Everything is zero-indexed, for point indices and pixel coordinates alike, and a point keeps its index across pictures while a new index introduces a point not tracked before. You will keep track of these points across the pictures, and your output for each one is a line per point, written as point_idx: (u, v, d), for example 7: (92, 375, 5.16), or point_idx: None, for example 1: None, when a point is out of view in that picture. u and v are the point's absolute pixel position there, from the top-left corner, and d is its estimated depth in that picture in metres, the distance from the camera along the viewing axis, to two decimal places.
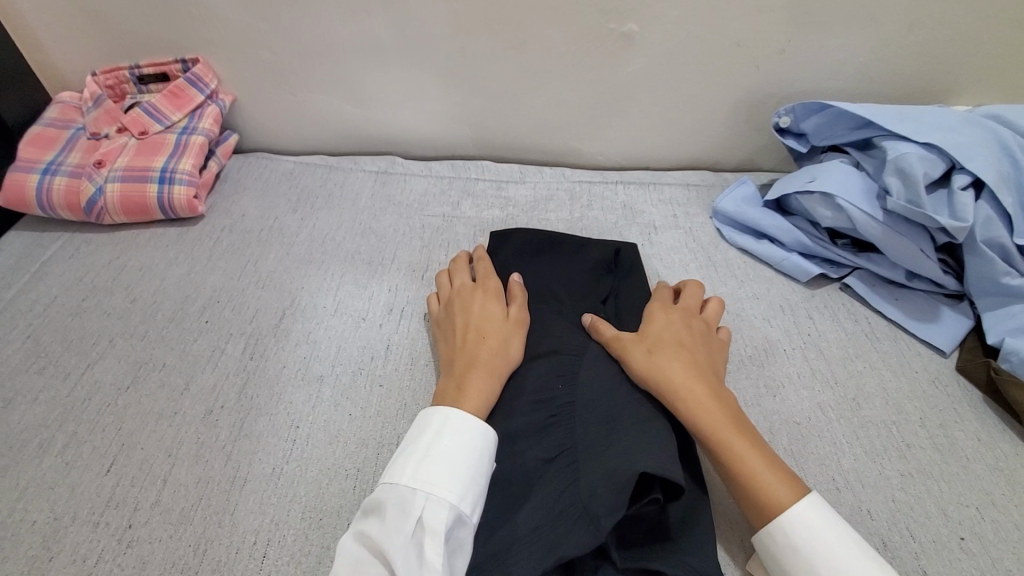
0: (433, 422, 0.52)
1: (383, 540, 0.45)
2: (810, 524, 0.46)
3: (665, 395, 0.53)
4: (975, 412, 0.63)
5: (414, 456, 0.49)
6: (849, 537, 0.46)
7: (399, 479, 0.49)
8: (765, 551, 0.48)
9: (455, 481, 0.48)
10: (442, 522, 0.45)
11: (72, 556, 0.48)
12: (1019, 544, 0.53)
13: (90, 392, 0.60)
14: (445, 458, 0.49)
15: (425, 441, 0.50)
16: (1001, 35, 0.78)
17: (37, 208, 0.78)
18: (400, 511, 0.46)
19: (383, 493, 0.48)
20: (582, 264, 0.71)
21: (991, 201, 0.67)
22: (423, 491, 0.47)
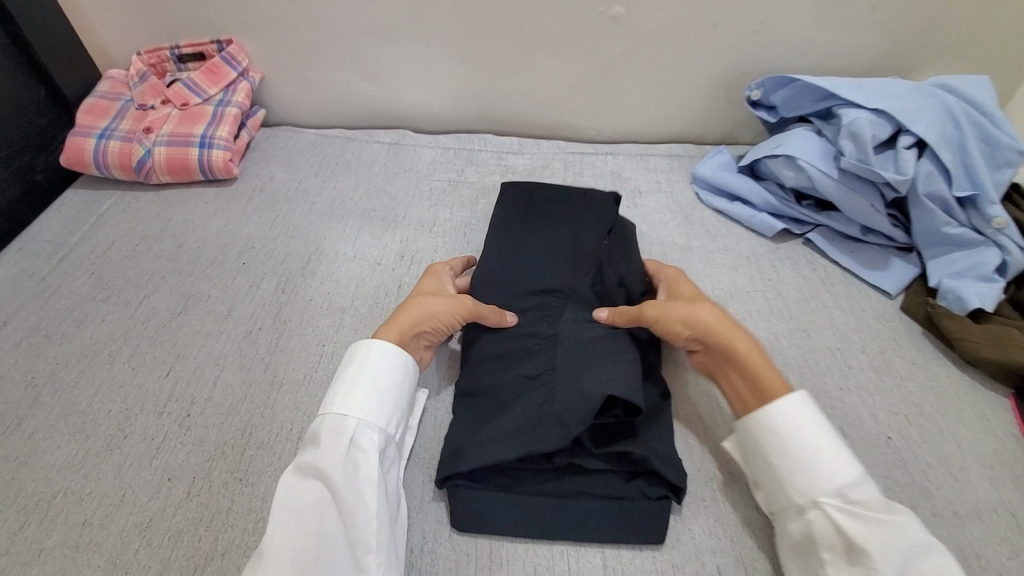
0: (357, 360, 0.56)
1: (323, 459, 0.49)
2: (794, 412, 0.52)
3: (719, 337, 0.58)
4: (912, 342, 0.72)
5: (342, 389, 0.54)
6: (825, 427, 0.52)
7: (331, 410, 0.53)
8: (745, 436, 0.54)
9: (381, 408, 0.54)
10: (372, 442, 0.52)
11: (143, 435, 0.58)
12: (938, 443, 0.62)
13: (148, 316, 0.70)
14: (373, 387, 0.54)
15: (351, 376, 0.55)
16: (952, 17, 0.87)
17: (95, 167, 0.90)
18: (336, 435, 0.51)
19: (318, 423, 0.52)
20: (585, 215, 0.75)
21: (933, 159, 0.75)
22: (353, 418, 0.52)
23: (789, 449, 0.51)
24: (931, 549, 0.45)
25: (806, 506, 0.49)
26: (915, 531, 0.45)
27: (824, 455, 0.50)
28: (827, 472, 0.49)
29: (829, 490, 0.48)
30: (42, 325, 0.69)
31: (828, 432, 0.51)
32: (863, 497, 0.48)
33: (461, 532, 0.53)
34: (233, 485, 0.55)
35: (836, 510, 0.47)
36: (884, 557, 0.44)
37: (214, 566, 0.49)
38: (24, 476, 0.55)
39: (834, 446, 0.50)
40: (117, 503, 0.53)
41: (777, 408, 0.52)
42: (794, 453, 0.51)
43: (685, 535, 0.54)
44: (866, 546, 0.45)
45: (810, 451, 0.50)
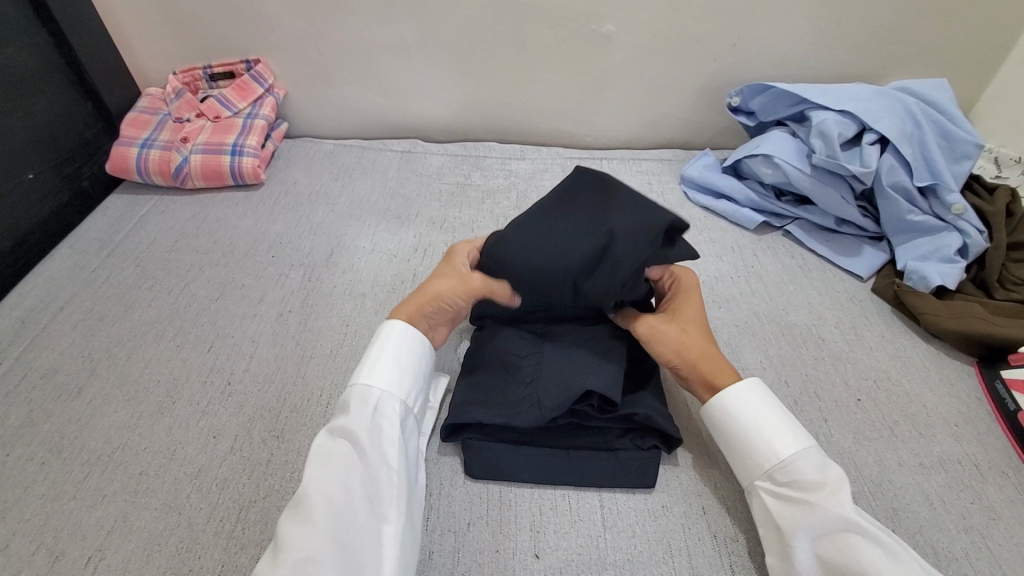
0: (380, 338, 0.61)
1: (352, 422, 0.54)
2: (729, 406, 0.57)
3: (705, 370, 0.59)
4: (882, 318, 0.79)
5: (370, 362, 0.59)
6: (767, 413, 0.55)
7: (358, 381, 0.58)
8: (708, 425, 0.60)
9: (403, 381, 0.59)
10: (393, 411, 0.57)
11: (190, 400, 0.66)
12: (905, 403, 0.68)
13: (189, 301, 0.78)
14: (395, 362, 0.59)
15: (377, 350, 0.59)
16: (913, 27, 0.96)
17: (136, 173, 0.99)
18: (362, 402, 0.56)
19: (346, 393, 0.57)
20: (620, 232, 0.58)
21: (895, 153, 0.83)
22: (378, 388, 0.57)
23: (727, 440, 0.57)
24: (849, 523, 0.48)
25: (747, 487, 0.56)
26: (828, 508, 0.49)
27: (756, 443, 0.55)
28: (758, 457, 0.54)
29: (761, 474, 0.54)
30: (96, 310, 0.77)
31: (763, 420, 0.55)
32: (790, 477, 0.52)
33: (474, 480, 0.60)
34: (271, 441, 0.62)
35: (768, 491, 0.54)
36: (794, 533, 0.50)
37: (257, 507, 0.56)
38: (87, 434, 0.63)
39: (767, 432, 0.54)
40: (169, 456, 0.60)
41: (713, 409, 0.58)
42: (732, 443, 0.57)
43: (674, 481, 0.60)
44: (783, 523, 0.51)
45: (742, 441, 0.56)
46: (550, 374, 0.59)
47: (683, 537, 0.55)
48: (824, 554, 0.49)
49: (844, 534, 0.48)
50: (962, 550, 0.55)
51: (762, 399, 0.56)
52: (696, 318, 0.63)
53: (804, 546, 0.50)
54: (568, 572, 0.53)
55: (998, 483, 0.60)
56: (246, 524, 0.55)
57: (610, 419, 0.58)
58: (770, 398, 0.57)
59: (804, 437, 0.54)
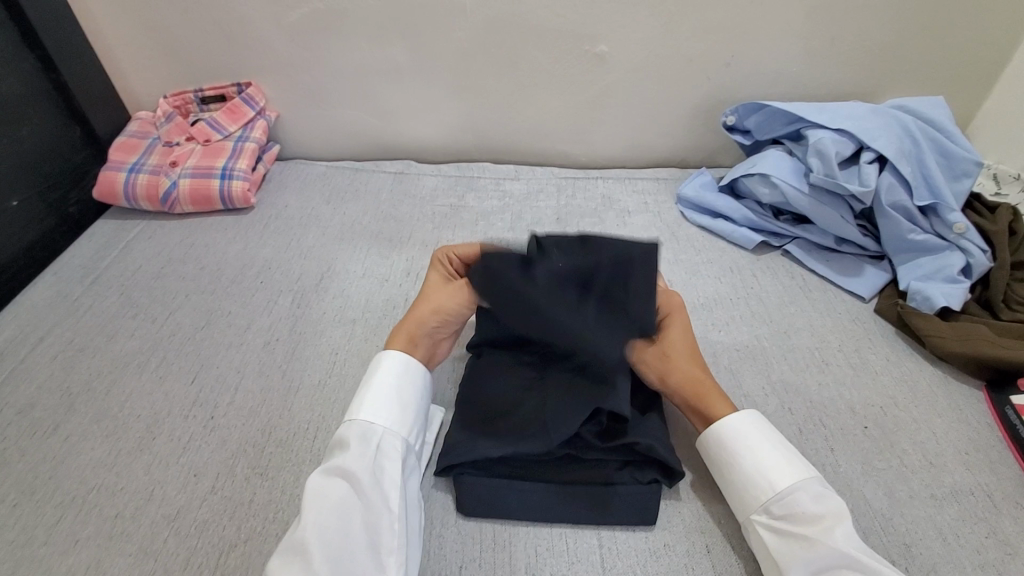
0: (381, 373, 0.59)
1: (351, 462, 0.52)
2: (723, 433, 0.56)
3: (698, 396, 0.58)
4: (886, 340, 0.77)
5: (370, 397, 0.57)
6: (765, 442, 0.54)
7: (357, 418, 0.56)
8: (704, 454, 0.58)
9: (404, 417, 0.57)
10: (395, 448, 0.54)
11: (170, 436, 0.63)
12: (914, 430, 0.65)
13: (173, 330, 0.76)
14: (397, 399, 0.57)
15: (376, 385, 0.58)
16: (906, 44, 0.96)
17: (124, 198, 0.98)
18: (363, 441, 0.54)
19: (346, 430, 0.55)
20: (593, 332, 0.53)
21: (894, 172, 0.82)
22: (379, 425, 0.55)
23: (724, 470, 0.55)
24: (848, 559, 0.47)
25: (743, 522, 0.54)
26: (825, 543, 0.47)
27: (751, 474, 0.53)
28: (754, 489, 0.53)
29: (757, 506, 0.52)
30: (77, 341, 0.75)
31: (761, 450, 0.54)
32: (788, 509, 0.51)
33: (466, 518, 0.57)
34: (254, 479, 0.59)
35: (764, 525, 0.52)
36: (789, 568, 0.48)
37: (238, 551, 0.53)
38: (61, 474, 0.60)
39: (764, 463, 0.53)
40: (147, 497, 0.58)
41: (709, 438, 0.57)
42: (728, 475, 0.55)
43: (675, 518, 0.57)
44: (780, 560, 0.49)
45: (739, 472, 0.54)
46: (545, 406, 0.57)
47: None
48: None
49: (843, 571, 0.47)
50: None
51: (762, 430, 0.55)
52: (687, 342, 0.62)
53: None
54: None
55: (1013, 515, 0.57)
56: (225, 570, 0.52)
57: (608, 448, 0.56)
58: (768, 430, 0.56)
59: (802, 468, 0.53)
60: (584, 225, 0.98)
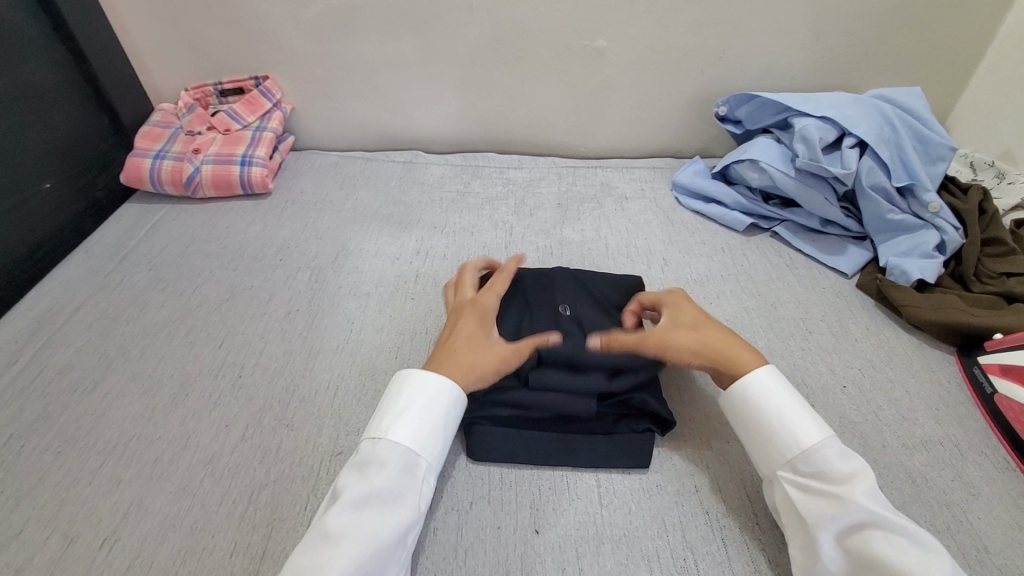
0: (435, 397, 0.55)
1: (391, 495, 0.49)
2: (747, 388, 0.58)
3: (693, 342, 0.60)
4: (866, 311, 0.82)
5: (417, 422, 0.53)
6: (789, 399, 0.56)
7: (403, 443, 0.52)
8: (727, 411, 0.60)
9: (443, 451, 0.55)
10: (431, 485, 0.53)
11: (202, 393, 0.68)
12: (889, 389, 0.71)
13: (200, 301, 0.81)
14: (445, 432, 0.55)
15: (425, 410, 0.54)
16: (888, 39, 1.01)
17: (149, 183, 1.03)
18: (406, 472, 0.51)
19: (388, 454, 0.51)
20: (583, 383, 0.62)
21: (873, 156, 0.88)
22: (424, 456, 0.53)
23: (749, 428, 0.57)
24: (875, 516, 0.47)
25: (768, 477, 0.56)
26: (853, 501, 0.48)
27: (778, 432, 0.55)
28: (780, 444, 0.55)
29: (783, 463, 0.54)
30: (111, 311, 0.80)
31: (784, 407, 0.55)
32: (814, 467, 0.52)
33: (477, 462, 0.62)
34: (281, 429, 0.64)
35: (791, 482, 0.53)
36: (817, 525, 0.49)
37: (269, 489, 0.58)
38: (102, 426, 0.65)
39: (789, 423, 0.55)
40: (183, 444, 0.63)
41: (735, 394, 0.58)
42: (754, 432, 0.57)
43: (667, 462, 0.62)
44: (807, 515, 0.51)
45: (764, 429, 0.56)
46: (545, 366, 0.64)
47: (677, 512, 0.58)
48: (849, 547, 0.48)
49: (870, 528, 0.47)
50: (943, 523, 0.57)
51: (784, 388, 0.57)
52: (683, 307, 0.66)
53: (828, 539, 0.49)
54: (568, 547, 0.55)
55: (977, 461, 0.63)
56: (258, 505, 0.57)
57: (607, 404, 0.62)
58: (791, 388, 0.57)
59: (827, 429, 0.54)
60: (585, 209, 1.04)
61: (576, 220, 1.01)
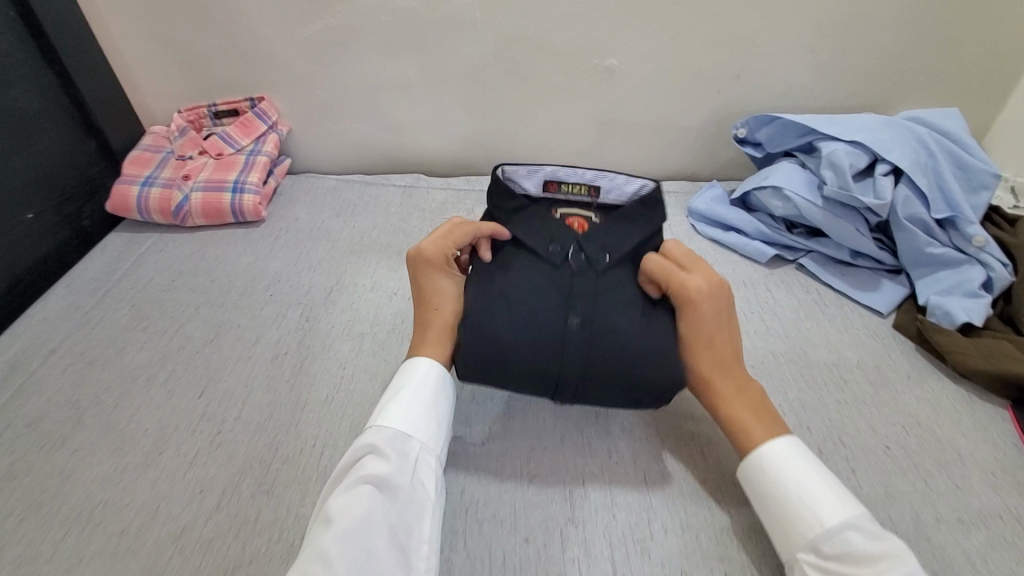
0: (417, 383, 0.56)
1: (389, 474, 0.49)
2: (764, 459, 0.52)
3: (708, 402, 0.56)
4: (906, 357, 0.75)
5: (408, 407, 0.54)
6: (809, 467, 0.51)
7: (393, 426, 0.53)
8: (743, 482, 0.54)
9: (439, 433, 0.55)
10: (432, 465, 0.53)
11: (177, 451, 0.63)
12: (938, 452, 0.63)
13: (183, 342, 0.76)
14: (434, 414, 0.55)
15: (414, 396, 0.55)
16: (922, 54, 0.94)
17: (136, 212, 0.99)
18: (401, 452, 0.51)
19: (381, 439, 0.52)
20: None
21: (910, 184, 0.81)
22: (417, 439, 0.53)
23: (765, 502, 0.51)
24: None
25: (787, 560, 0.49)
26: None
27: (795, 507, 0.49)
28: (799, 523, 0.49)
29: (804, 545, 0.48)
30: (87, 354, 0.75)
31: (803, 478, 0.50)
32: (838, 549, 0.46)
33: (476, 537, 0.56)
34: (261, 496, 0.58)
35: (813, 567, 0.47)
36: None
37: (243, 571, 0.52)
38: (69, 489, 0.60)
39: (808, 497, 0.49)
40: (153, 513, 0.57)
41: (748, 465, 0.53)
42: (771, 506, 0.51)
43: (692, 541, 0.55)
44: None
45: (782, 504, 0.50)
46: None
47: None
48: None
49: None
50: None
51: (800, 457, 0.52)
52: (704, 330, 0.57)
53: None
54: None
55: None
56: None
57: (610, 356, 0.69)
58: (807, 457, 0.52)
59: (852, 504, 0.48)
60: None
61: None
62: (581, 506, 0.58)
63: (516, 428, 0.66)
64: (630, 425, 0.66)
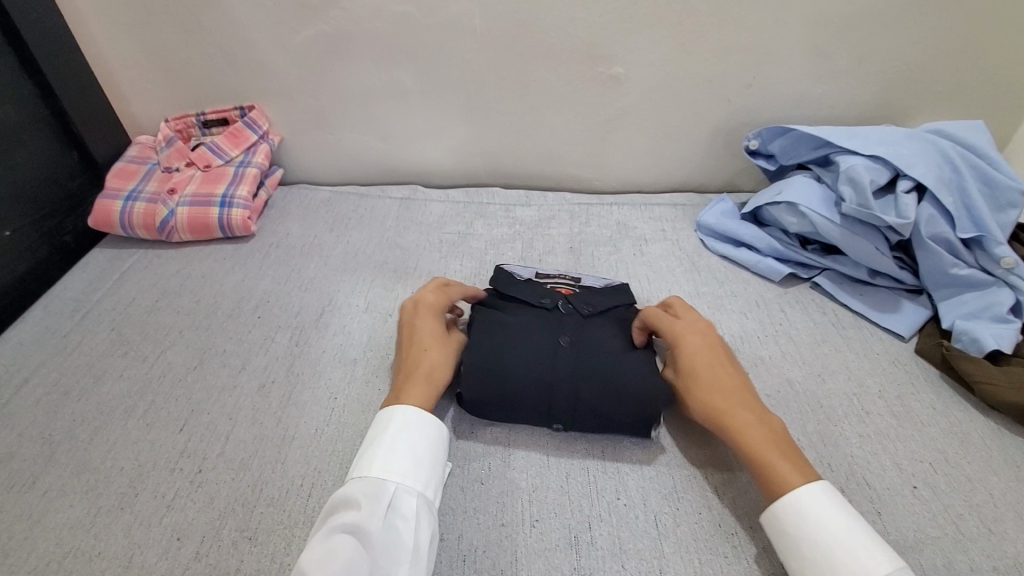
0: (393, 425, 0.55)
1: (359, 520, 0.46)
2: (801, 505, 0.49)
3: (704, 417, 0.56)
4: (930, 386, 0.71)
5: (381, 449, 0.52)
6: (845, 513, 0.48)
7: (367, 473, 0.51)
8: (774, 528, 0.50)
9: (419, 471, 0.52)
10: (411, 506, 0.49)
11: (154, 492, 0.58)
12: (969, 492, 0.59)
13: (164, 370, 0.72)
14: (412, 452, 0.53)
15: (389, 438, 0.53)
16: (942, 62, 0.90)
17: (120, 227, 0.94)
18: (374, 497, 0.49)
19: (354, 488, 0.50)
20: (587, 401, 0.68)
21: (934, 202, 0.77)
22: (392, 480, 0.50)
23: (801, 550, 0.48)
24: None
25: None
26: None
27: (837, 557, 0.46)
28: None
29: None
30: (63, 382, 0.71)
31: (842, 526, 0.47)
32: None
33: None
34: (242, 543, 0.54)
35: None
36: None
37: None
38: (35, 535, 0.55)
39: (850, 546, 0.46)
40: (126, 563, 0.53)
41: (782, 511, 0.50)
42: (808, 556, 0.48)
43: None
44: None
45: (821, 554, 0.47)
46: (543, 341, 0.64)
47: None
48: None
49: None
50: None
51: (834, 503, 0.49)
52: (700, 355, 0.60)
53: None
54: None
55: None
56: None
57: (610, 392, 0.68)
58: (840, 501, 0.49)
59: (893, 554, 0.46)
60: (600, 254, 0.93)
61: (591, 267, 0.91)
62: (587, 555, 0.54)
63: (518, 465, 0.61)
64: (639, 462, 0.62)
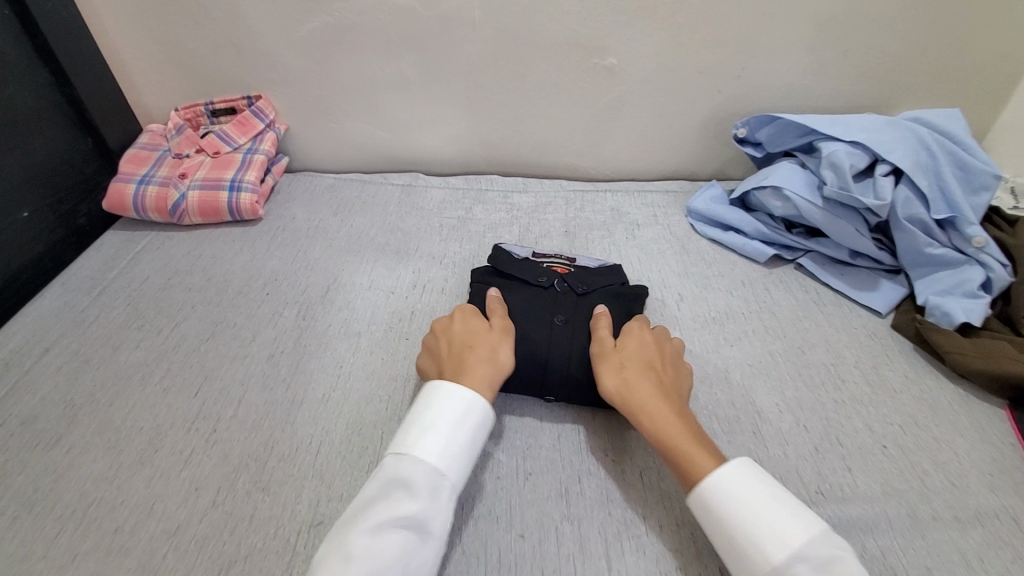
0: (453, 412, 0.53)
1: (422, 518, 0.47)
2: (726, 484, 0.49)
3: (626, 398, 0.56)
4: (904, 357, 0.75)
5: (444, 441, 0.51)
6: (764, 486, 0.49)
7: (427, 461, 0.50)
8: (704, 513, 0.49)
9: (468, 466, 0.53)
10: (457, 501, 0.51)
11: (172, 449, 0.62)
12: (936, 451, 0.63)
13: (178, 341, 0.76)
14: (467, 447, 0.52)
15: (450, 427, 0.52)
16: (922, 54, 0.94)
17: (133, 210, 0.98)
18: (433, 491, 0.49)
19: (415, 475, 0.49)
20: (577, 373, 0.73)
21: (910, 185, 0.81)
22: (450, 476, 0.50)
23: (728, 532, 0.47)
24: None
25: None
26: None
27: (760, 533, 0.46)
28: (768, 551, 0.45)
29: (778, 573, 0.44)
30: (83, 352, 0.75)
31: (763, 500, 0.47)
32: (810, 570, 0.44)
33: (473, 534, 0.55)
34: (256, 494, 0.58)
35: None
36: None
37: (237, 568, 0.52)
38: (61, 488, 0.59)
39: (770, 519, 0.46)
40: (148, 511, 0.57)
41: (709, 494, 0.49)
42: (737, 536, 0.47)
43: (689, 539, 0.55)
44: None
45: (746, 533, 0.46)
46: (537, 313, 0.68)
47: None
48: None
49: None
50: None
51: (754, 477, 0.49)
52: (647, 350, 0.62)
53: None
54: None
55: None
56: None
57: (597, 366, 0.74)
58: (759, 474, 0.50)
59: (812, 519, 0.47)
60: (593, 237, 0.97)
61: (585, 249, 0.95)
62: (577, 505, 0.58)
63: (514, 426, 0.65)
64: (627, 423, 0.66)
